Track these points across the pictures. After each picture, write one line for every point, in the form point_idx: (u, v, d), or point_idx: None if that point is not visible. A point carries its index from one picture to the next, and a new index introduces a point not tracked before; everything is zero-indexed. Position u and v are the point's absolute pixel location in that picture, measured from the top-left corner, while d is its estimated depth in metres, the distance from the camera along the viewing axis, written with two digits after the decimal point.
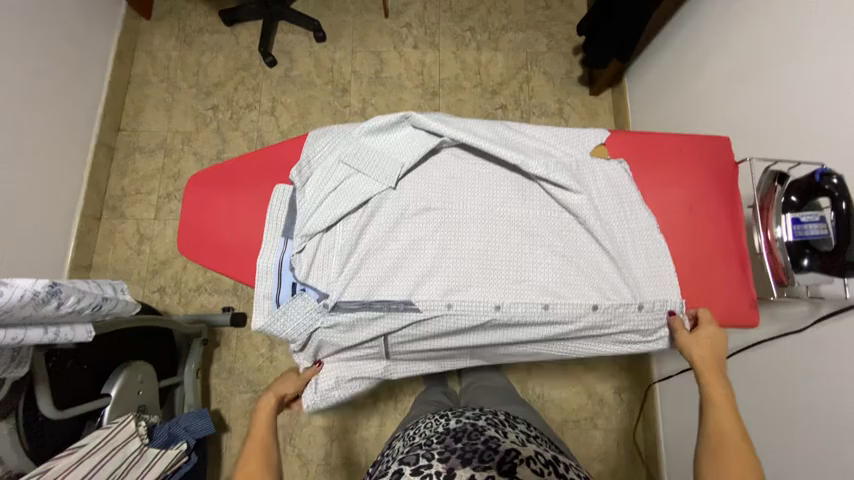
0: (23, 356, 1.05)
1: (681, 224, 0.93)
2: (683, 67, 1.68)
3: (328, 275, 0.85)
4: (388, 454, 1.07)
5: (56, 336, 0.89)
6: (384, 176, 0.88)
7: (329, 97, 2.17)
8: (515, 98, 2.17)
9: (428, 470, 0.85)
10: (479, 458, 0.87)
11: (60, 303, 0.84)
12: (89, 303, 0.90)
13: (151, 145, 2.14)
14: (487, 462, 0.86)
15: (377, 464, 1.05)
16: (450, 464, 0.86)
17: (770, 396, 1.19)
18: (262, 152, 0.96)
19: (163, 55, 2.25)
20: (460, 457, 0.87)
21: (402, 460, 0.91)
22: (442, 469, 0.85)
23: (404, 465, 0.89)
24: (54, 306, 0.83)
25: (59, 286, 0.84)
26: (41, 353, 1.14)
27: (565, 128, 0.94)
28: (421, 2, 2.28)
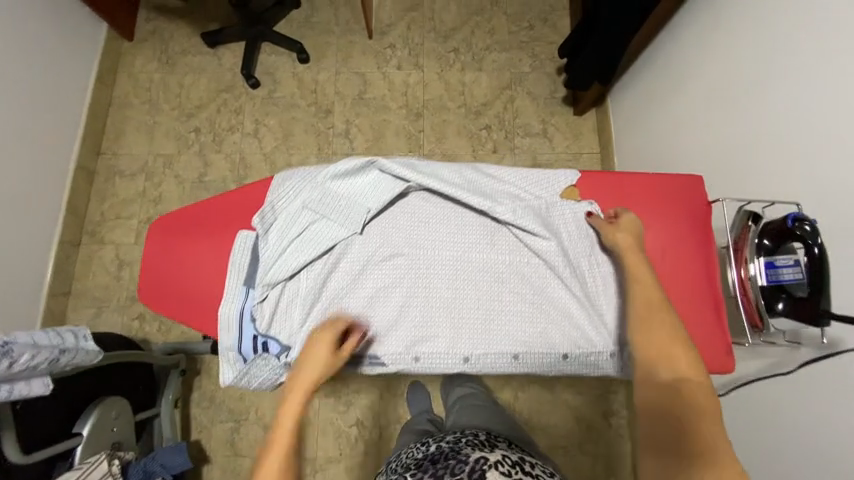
0: None
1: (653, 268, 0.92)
2: (664, 91, 1.68)
3: (289, 326, 0.83)
4: None
5: (11, 394, 0.89)
6: (349, 223, 0.87)
7: (313, 118, 2.15)
8: (499, 119, 2.17)
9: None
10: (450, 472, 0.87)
11: (11, 361, 0.86)
12: (44, 358, 0.91)
13: (132, 169, 2.12)
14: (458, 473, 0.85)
15: None
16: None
17: (754, 431, 1.16)
18: (224, 196, 0.93)
19: (146, 78, 2.23)
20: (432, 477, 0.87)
21: None
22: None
23: None
24: (5, 365, 0.85)
25: (10, 345, 0.87)
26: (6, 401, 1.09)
27: (534, 170, 0.94)
28: (405, 23, 2.29)
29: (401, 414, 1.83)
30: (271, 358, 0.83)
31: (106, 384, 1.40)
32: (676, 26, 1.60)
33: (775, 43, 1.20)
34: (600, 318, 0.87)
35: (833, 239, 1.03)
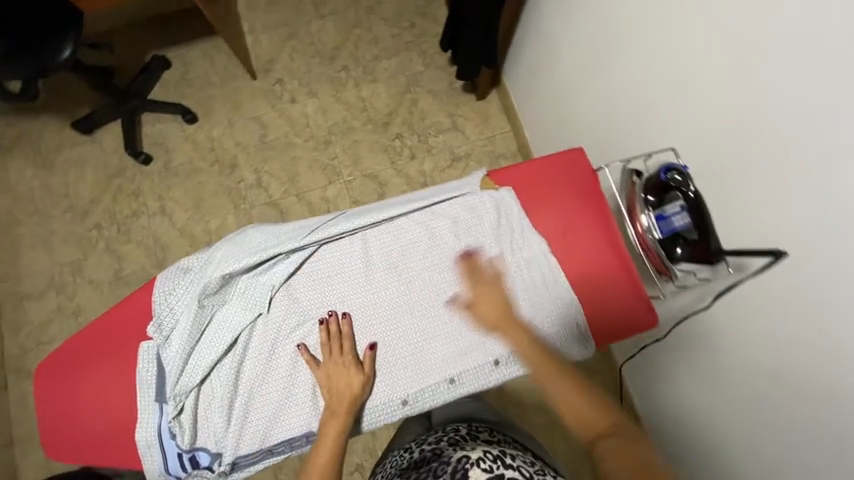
0: None
1: (564, 251, 0.92)
2: (543, 59, 1.71)
3: (215, 431, 0.77)
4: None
5: None
6: (251, 303, 0.81)
7: (219, 177, 2.04)
8: (408, 124, 2.15)
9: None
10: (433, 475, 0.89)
11: None
12: None
13: (39, 287, 1.93)
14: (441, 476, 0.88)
15: None
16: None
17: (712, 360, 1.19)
18: (112, 310, 0.85)
19: (25, 186, 2.03)
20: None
21: None
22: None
23: None
24: None
25: None
26: None
27: (430, 188, 0.93)
28: (286, 54, 2.21)
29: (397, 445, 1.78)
30: (205, 471, 0.77)
31: None
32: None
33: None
34: (527, 318, 0.87)
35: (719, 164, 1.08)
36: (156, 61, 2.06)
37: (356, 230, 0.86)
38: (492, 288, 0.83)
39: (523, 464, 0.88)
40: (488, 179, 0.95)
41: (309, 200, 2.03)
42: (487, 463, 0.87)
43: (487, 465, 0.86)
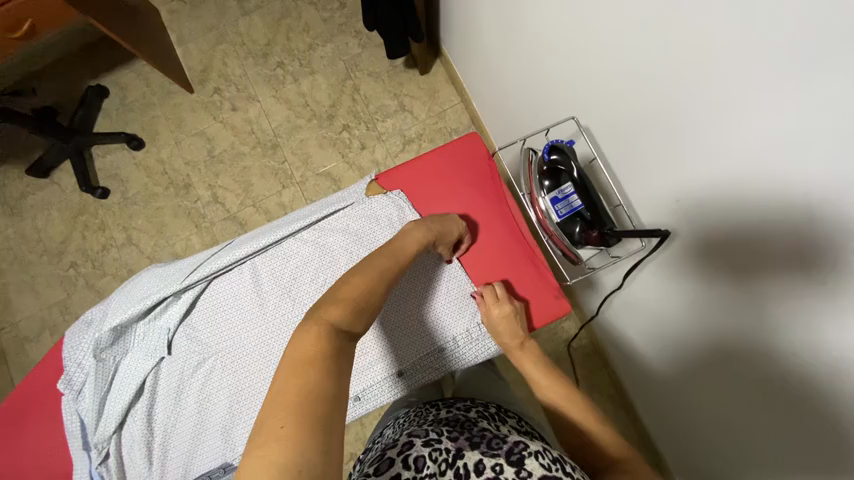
0: None
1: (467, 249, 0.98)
2: (469, 22, 1.59)
3: (138, 472, 0.81)
4: (378, 440, 0.91)
5: None
6: (151, 349, 0.83)
7: (176, 199, 2.05)
8: (353, 113, 2.07)
9: (437, 444, 0.74)
10: (487, 444, 0.74)
11: None
12: None
13: (35, 330, 2.04)
14: (496, 449, 0.73)
15: (366, 453, 0.89)
16: (458, 445, 0.74)
17: (702, 302, 1.09)
18: (49, 359, 0.92)
19: (1, 238, 2.10)
20: (468, 439, 0.75)
21: (410, 433, 0.79)
22: (450, 448, 0.73)
23: (413, 437, 0.77)
24: None
25: None
26: None
27: (318, 204, 0.93)
28: (219, 60, 2.13)
29: None
30: None
31: None
32: None
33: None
34: (435, 325, 0.96)
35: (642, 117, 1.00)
36: (91, 92, 2.05)
37: (244, 260, 0.87)
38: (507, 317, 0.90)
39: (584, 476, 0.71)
40: (381, 180, 0.96)
41: (266, 207, 2.02)
42: (546, 458, 0.71)
43: (546, 461, 0.71)
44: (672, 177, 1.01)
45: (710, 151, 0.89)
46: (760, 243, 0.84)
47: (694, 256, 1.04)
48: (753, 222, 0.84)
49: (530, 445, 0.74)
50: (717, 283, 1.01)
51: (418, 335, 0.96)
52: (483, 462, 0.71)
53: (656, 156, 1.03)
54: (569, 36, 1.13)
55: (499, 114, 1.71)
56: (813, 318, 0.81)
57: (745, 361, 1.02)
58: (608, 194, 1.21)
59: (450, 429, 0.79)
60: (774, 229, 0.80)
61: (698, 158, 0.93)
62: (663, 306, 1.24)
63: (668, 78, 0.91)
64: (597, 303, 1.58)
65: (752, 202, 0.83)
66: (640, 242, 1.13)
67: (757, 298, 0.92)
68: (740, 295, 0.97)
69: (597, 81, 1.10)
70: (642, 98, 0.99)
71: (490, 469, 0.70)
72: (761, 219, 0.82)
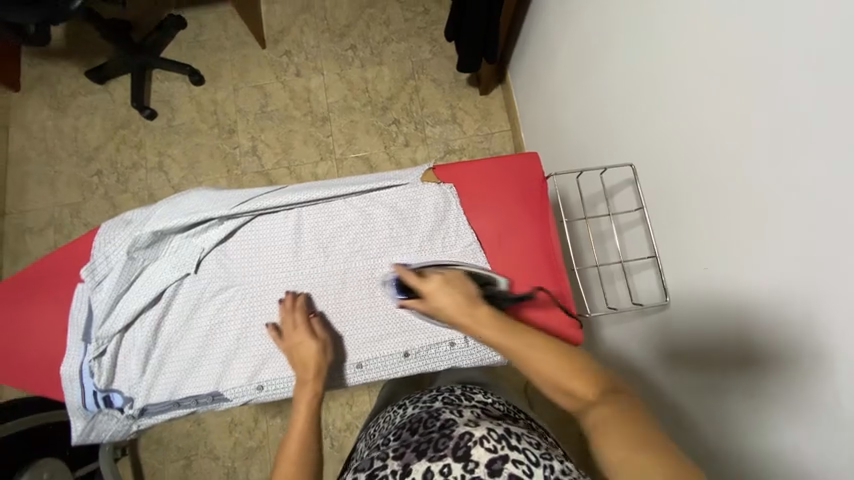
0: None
1: (495, 252, 0.97)
2: (541, 61, 1.69)
3: (130, 377, 0.82)
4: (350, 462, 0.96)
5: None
6: (181, 263, 0.85)
7: (216, 140, 2.09)
8: (407, 111, 2.14)
9: (382, 471, 0.75)
10: (433, 448, 0.75)
11: None
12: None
13: (40, 223, 2.04)
14: (442, 449, 0.74)
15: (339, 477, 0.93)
16: (405, 462, 0.75)
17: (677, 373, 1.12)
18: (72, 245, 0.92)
19: (39, 127, 2.14)
20: (414, 451, 0.76)
21: (358, 468, 0.81)
22: (396, 470, 0.74)
23: (358, 474, 0.79)
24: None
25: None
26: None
27: (374, 177, 0.98)
28: (298, 27, 2.22)
29: (349, 422, 1.79)
30: (116, 412, 0.82)
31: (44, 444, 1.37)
32: None
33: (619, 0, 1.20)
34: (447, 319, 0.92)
35: (674, 188, 1.06)
36: (170, 20, 2.11)
37: (292, 206, 0.90)
38: (452, 303, 0.77)
39: (530, 446, 0.73)
40: (438, 170, 1.00)
41: (299, 174, 2.06)
42: (491, 441, 0.72)
43: (491, 444, 0.71)
44: (677, 251, 1.07)
45: (725, 240, 0.93)
46: (760, 341, 0.85)
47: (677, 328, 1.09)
48: (749, 314, 0.87)
49: (475, 431, 0.74)
50: (697, 367, 1.04)
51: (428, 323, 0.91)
52: (431, 469, 0.72)
53: (677, 227, 1.06)
54: (631, 97, 1.20)
55: (545, 151, 1.79)
56: (766, 416, 0.87)
57: (699, 438, 1.06)
58: (649, 247, 1.16)
59: (398, 446, 0.81)
60: (753, 324, 0.86)
61: (718, 243, 0.95)
62: (646, 369, 1.26)
63: (700, 160, 0.98)
64: (588, 354, 1.60)
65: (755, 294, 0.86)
66: (660, 298, 1.15)
67: (717, 384, 0.98)
68: (711, 378, 1.01)
69: (645, 146, 1.15)
70: (683, 173, 1.03)
71: (440, 472, 0.71)
72: (759, 315, 0.85)
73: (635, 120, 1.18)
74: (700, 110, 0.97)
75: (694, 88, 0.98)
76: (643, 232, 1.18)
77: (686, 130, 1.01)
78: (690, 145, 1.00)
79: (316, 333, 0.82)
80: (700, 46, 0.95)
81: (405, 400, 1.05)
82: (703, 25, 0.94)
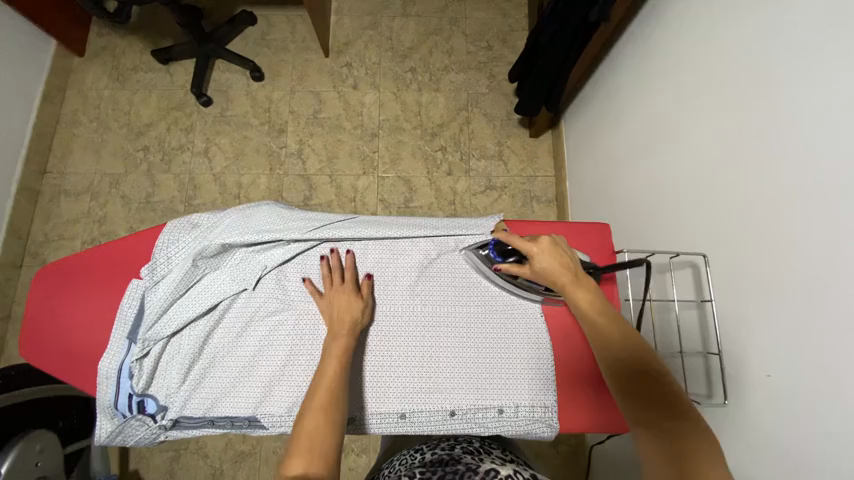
0: None
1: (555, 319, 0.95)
2: (604, 119, 1.68)
3: (168, 385, 0.82)
4: None
5: None
6: (242, 277, 0.86)
7: (265, 137, 2.11)
8: (455, 140, 2.15)
9: None
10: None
11: None
12: None
13: (78, 188, 2.06)
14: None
15: None
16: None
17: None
18: (126, 239, 0.92)
19: (96, 95, 2.18)
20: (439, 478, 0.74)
21: None
22: None
23: None
24: None
25: None
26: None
27: (440, 221, 0.99)
28: (362, 42, 2.26)
29: (345, 443, 1.75)
30: (147, 419, 0.81)
31: (40, 417, 1.33)
32: (617, 54, 1.58)
33: (686, 78, 1.21)
34: (497, 383, 0.90)
35: (732, 282, 0.97)
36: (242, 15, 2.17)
37: (358, 238, 0.93)
38: (561, 262, 0.83)
39: None
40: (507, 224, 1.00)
41: (339, 184, 2.07)
42: None
43: None
44: (729, 346, 0.97)
45: (753, 330, 0.91)
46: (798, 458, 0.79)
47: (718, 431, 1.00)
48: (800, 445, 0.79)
49: (501, 470, 0.76)
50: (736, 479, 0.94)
51: (479, 382, 0.89)
52: None
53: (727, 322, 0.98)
54: (684, 177, 1.19)
55: (591, 206, 1.77)
56: None
57: None
58: (704, 339, 1.04)
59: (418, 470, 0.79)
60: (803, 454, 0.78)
61: (763, 346, 0.88)
62: None
63: (758, 258, 0.91)
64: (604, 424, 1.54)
65: (775, 392, 0.84)
66: (705, 391, 1.03)
67: None
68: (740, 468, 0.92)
69: (701, 232, 1.10)
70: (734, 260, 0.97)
71: None
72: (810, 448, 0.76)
73: (689, 200, 1.16)
74: (765, 208, 0.90)
75: (743, 179, 0.98)
76: (699, 319, 1.06)
77: (729, 216, 1.01)
78: (752, 239, 0.93)
79: (362, 296, 0.87)
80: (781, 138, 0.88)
81: (423, 445, 0.99)
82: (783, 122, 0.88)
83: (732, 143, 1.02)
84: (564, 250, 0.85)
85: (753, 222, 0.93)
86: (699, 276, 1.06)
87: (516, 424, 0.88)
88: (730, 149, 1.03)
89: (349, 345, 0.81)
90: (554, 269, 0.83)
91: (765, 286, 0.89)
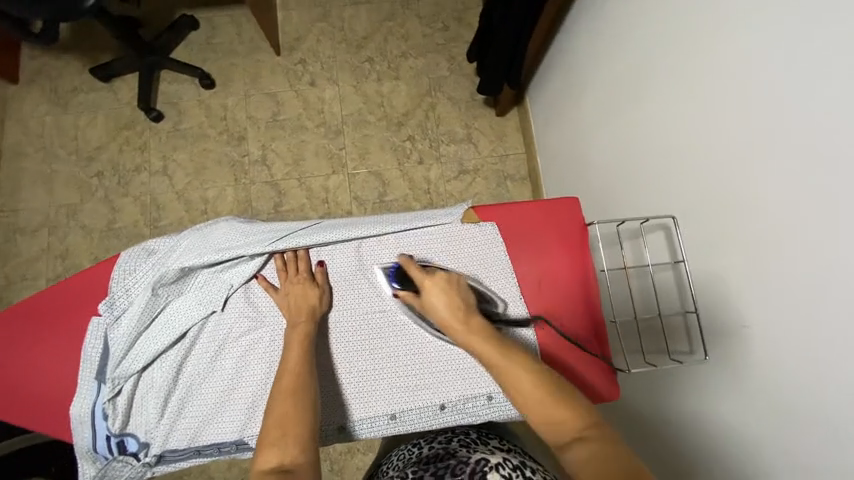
0: None
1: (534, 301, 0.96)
2: (567, 90, 1.67)
3: (147, 420, 0.79)
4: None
5: None
6: (208, 299, 0.82)
7: (226, 147, 2.03)
8: (422, 128, 2.11)
9: None
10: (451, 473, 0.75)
11: None
12: None
13: (33, 223, 1.95)
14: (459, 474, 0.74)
15: None
16: None
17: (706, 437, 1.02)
18: (80, 276, 0.87)
19: (36, 122, 2.04)
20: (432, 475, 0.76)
21: None
22: None
23: None
24: None
25: None
26: None
27: (408, 215, 0.97)
28: (314, 36, 2.18)
29: (348, 444, 1.75)
30: (130, 459, 0.78)
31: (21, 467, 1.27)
32: (572, 21, 1.55)
33: (647, 40, 1.20)
34: (484, 371, 0.90)
35: (705, 242, 1.00)
36: (182, 21, 2.05)
37: (326, 243, 0.90)
38: (448, 296, 0.83)
39: None
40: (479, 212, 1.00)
41: (310, 186, 2.01)
42: (506, 469, 0.74)
43: (506, 471, 0.73)
44: (708, 303, 0.99)
45: (729, 285, 0.94)
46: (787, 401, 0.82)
47: (705, 386, 1.03)
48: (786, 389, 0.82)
49: (491, 458, 0.76)
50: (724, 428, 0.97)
51: (466, 374, 0.89)
52: None
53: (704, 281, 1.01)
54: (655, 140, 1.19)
55: (565, 179, 1.77)
56: None
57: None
58: (682, 297, 1.06)
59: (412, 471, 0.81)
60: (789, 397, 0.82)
61: (741, 300, 0.91)
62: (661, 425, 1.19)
63: (730, 215, 0.93)
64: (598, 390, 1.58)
65: (759, 341, 0.87)
66: (688, 348, 1.05)
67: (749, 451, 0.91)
68: (727, 417, 0.96)
69: (672, 195, 1.12)
70: (703, 222, 1.00)
71: None
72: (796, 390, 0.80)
73: (656, 164, 1.18)
74: (735, 166, 0.92)
75: (710, 141, 0.99)
76: (675, 280, 1.08)
77: (700, 177, 1.02)
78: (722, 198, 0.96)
79: (318, 283, 0.87)
80: (746, 95, 0.90)
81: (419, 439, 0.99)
82: (746, 80, 0.90)
83: (697, 105, 1.03)
84: (452, 280, 0.86)
85: (723, 181, 0.95)
86: (671, 240, 1.09)
87: (506, 408, 0.89)
88: (699, 109, 1.03)
89: (309, 331, 0.82)
90: (444, 304, 0.82)
91: (739, 245, 0.91)
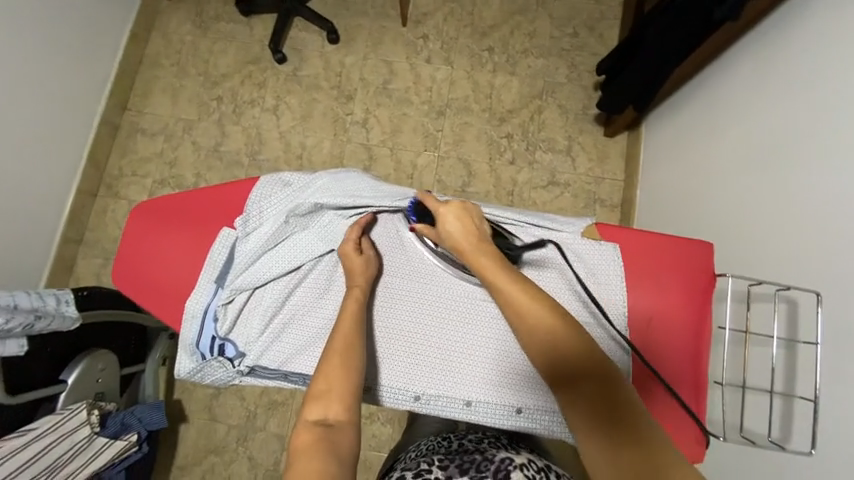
0: (46, 313, 1.16)
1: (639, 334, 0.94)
2: (698, 128, 1.55)
3: (249, 333, 0.86)
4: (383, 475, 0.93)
5: (47, 321, 1.16)
6: (328, 238, 0.89)
7: (333, 102, 2.11)
8: (523, 129, 2.06)
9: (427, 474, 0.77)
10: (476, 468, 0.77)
11: (30, 308, 1.14)
12: (33, 310, 1.14)
13: (153, 128, 2.15)
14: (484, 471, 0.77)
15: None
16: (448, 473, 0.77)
17: None
18: (219, 188, 0.95)
19: (177, 39, 2.24)
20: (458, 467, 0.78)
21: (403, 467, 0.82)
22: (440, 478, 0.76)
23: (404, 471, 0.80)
24: (31, 320, 1.13)
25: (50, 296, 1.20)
26: (67, 313, 1.21)
27: (517, 213, 1.00)
28: (442, 14, 2.18)
29: (372, 410, 1.80)
30: (226, 362, 0.85)
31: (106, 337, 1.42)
32: (731, 57, 1.43)
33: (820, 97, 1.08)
34: None
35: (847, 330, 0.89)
36: None
37: None
38: (463, 224, 0.85)
39: None
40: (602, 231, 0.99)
41: (400, 158, 2.05)
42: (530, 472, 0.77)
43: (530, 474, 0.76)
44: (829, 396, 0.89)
45: None
46: None
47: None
48: None
49: (516, 459, 0.80)
50: None
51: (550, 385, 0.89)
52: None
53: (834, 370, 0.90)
54: (797, 208, 1.09)
55: (664, 219, 1.67)
56: None
57: None
58: (789, 381, 0.97)
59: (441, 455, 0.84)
60: None
61: None
62: None
63: None
64: None
65: None
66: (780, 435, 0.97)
67: None
68: None
69: (813, 269, 1.00)
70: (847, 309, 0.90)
71: None
72: None
73: (795, 229, 1.07)
74: None
75: None
76: (786, 361, 0.99)
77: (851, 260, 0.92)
78: None
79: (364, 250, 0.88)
80: None
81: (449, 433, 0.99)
82: None
83: None
84: (472, 212, 0.87)
85: None
86: (794, 316, 0.99)
87: None
88: None
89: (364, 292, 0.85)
90: (459, 234, 0.84)
91: None
